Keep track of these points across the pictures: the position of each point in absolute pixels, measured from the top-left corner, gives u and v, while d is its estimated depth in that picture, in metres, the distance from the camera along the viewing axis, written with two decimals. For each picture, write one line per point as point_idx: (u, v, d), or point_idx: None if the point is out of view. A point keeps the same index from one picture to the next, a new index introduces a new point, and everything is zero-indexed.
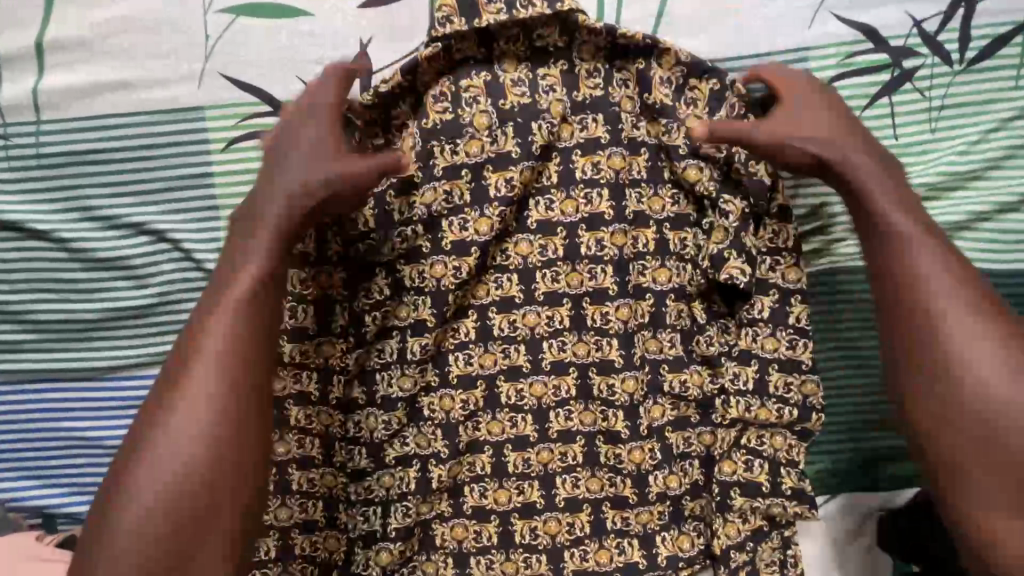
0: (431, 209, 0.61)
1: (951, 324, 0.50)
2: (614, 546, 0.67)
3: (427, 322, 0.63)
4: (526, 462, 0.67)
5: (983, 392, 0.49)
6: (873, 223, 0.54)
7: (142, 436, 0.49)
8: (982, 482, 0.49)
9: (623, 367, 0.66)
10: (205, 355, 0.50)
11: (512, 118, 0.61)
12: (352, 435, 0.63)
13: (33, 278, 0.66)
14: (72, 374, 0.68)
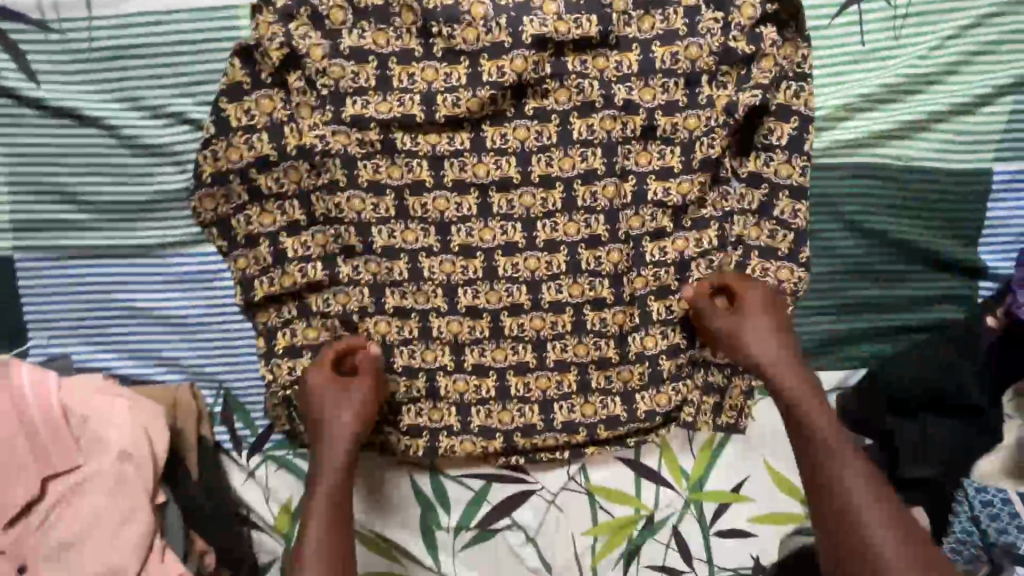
0: (431, 87, 0.73)
1: (831, 468, 0.66)
2: (598, 401, 0.81)
3: (426, 182, 0.76)
4: (521, 326, 0.80)
5: (852, 519, 0.63)
6: (807, 405, 0.70)
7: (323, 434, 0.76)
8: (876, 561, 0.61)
9: (609, 241, 0.78)
10: (331, 458, 0.74)
11: (506, 11, 0.72)
12: (359, 278, 0.78)
13: (88, 161, 0.74)
14: (123, 250, 0.77)
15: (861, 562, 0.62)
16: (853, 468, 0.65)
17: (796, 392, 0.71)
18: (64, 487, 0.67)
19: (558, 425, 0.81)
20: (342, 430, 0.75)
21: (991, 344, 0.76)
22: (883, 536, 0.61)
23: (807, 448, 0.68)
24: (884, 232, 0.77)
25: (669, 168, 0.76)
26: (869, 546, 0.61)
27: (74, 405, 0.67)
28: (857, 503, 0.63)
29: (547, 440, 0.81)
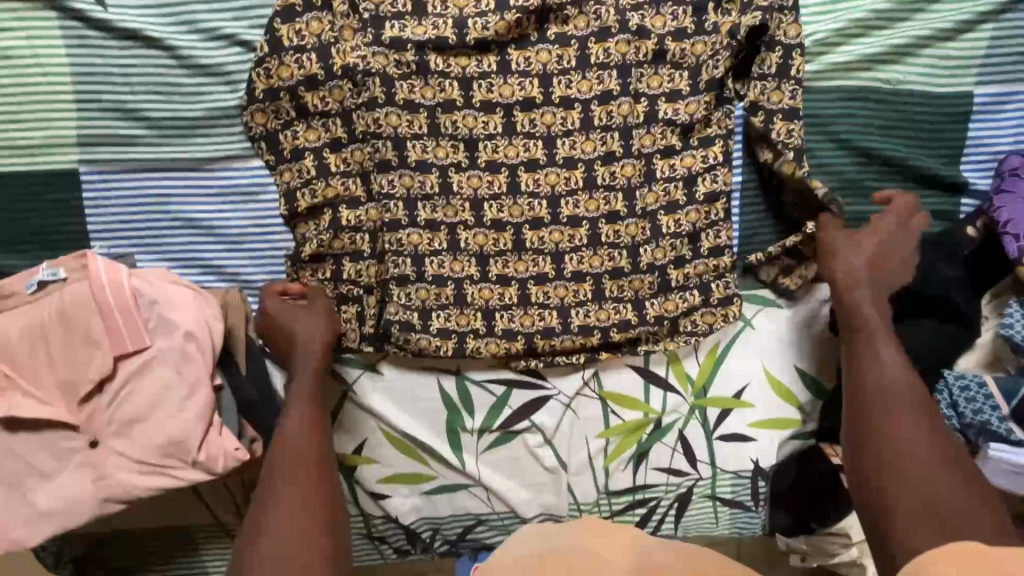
0: (462, 12, 0.81)
1: (864, 374, 0.71)
2: (612, 308, 0.88)
3: (457, 102, 0.83)
4: (541, 239, 0.87)
5: (879, 422, 0.68)
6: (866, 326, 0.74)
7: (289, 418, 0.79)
8: (904, 464, 0.64)
9: (622, 157, 0.85)
10: (299, 372, 0.82)
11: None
12: (392, 191, 0.84)
13: (148, 80, 0.82)
14: (178, 164, 0.84)
15: (889, 469, 0.65)
16: (898, 375, 0.70)
17: (868, 313, 0.75)
18: (133, 369, 0.75)
19: (574, 328, 0.88)
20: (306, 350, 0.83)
21: (972, 251, 0.84)
22: (902, 430, 0.66)
23: (856, 363, 0.72)
24: (874, 149, 0.84)
25: (677, 91, 0.83)
26: (895, 456, 0.65)
27: (145, 291, 0.76)
28: (893, 402, 0.68)
29: (564, 342, 0.88)
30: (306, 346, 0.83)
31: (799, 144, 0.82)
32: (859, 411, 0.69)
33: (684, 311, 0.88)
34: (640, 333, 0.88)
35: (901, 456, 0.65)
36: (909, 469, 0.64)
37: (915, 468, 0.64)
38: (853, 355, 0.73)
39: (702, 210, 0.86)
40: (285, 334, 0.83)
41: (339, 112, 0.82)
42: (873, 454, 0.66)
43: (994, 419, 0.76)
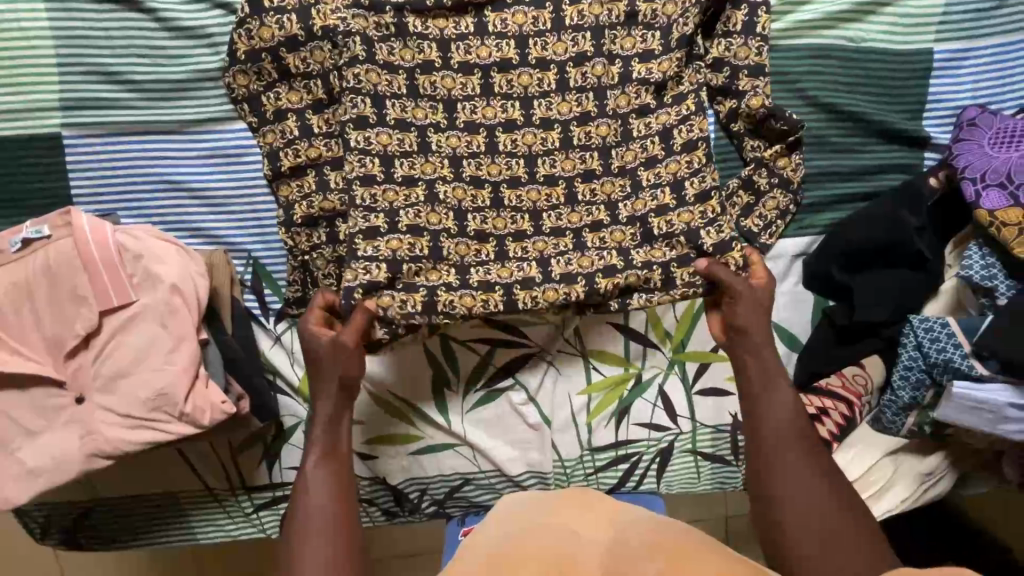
0: None
1: (757, 417, 0.78)
2: (593, 268, 0.89)
3: (435, 63, 0.85)
4: (518, 198, 0.88)
5: (778, 471, 0.75)
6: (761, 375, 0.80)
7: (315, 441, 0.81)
8: (799, 504, 0.73)
9: (597, 116, 0.87)
10: (326, 394, 0.82)
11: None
12: (361, 146, 0.84)
13: (130, 43, 0.83)
14: (161, 128, 0.86)
15: (784, 512, 0.73)
16: (785, 423, 0.77)
17: (755, 366, 0.80)
18: (121, 322, 0.76)
19: (554, 289, 0.89)
20: (332, 392, 0.82)
21: (935, 202, 0.87)
22: (788, 467, 0.75)
23: (753, 408, 0.79)
24: (839, 105, 0.88)
25: (650, 51, 0.86)
26: (793, 501, 0.73)
27: (130, 246, 0.77)
28: (783, 446, 0.76)
29: (543, 306, 0.89)
30: (330, 380, 0.82)
31: (767, 99, 0.85)
32: (764, 457, 0.77)
33: (674, 260, 0.86)
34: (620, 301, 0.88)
35: (788, 497, 0.74)
36: (802, 512, 0.73)
37: (807, 510, 0.73)
38: (749, 394, 0.80)
39: (682, 160, 0.87)
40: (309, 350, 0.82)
41: (320, 74, 0.84)
42: (777, 504, 0.74)
43: (956, 356, 0.78)
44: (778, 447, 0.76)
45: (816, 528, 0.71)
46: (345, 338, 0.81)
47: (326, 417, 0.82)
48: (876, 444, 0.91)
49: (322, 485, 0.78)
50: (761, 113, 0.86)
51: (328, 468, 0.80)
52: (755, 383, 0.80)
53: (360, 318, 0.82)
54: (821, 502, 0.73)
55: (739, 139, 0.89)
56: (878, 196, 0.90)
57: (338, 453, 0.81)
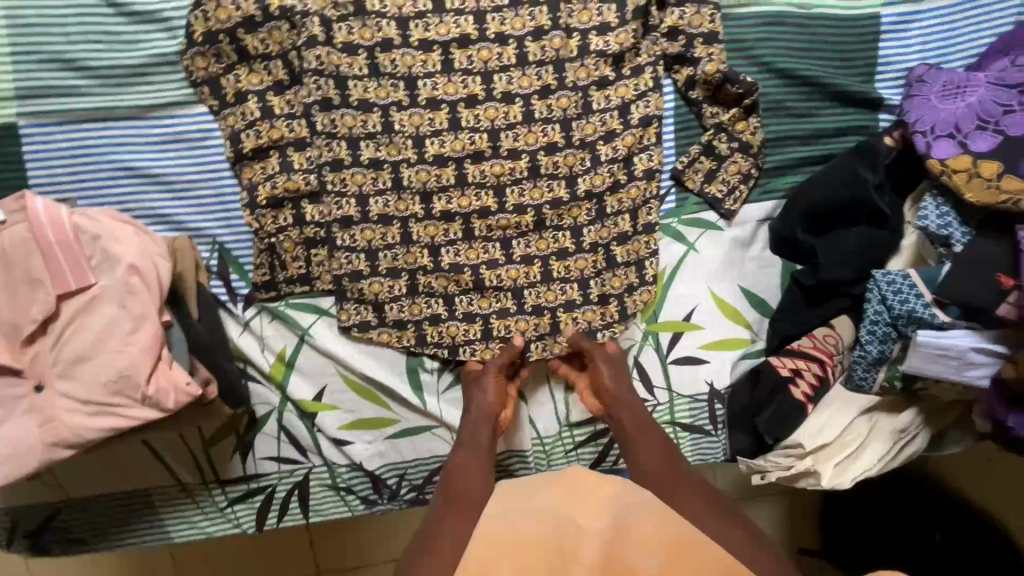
0: None
1: (639, 462, 0.83)
2: (558, 288, 0.91)
3: (394, 40, 0.85)
4: (482, 173, 0.89)
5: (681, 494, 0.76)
6: (638, 426, 0.87)
7: (460, 457, 0.84)
8: (714, 521, 0.71)
9: (558, 90, 0.88)
10: (474, 408, 0.89)
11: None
12: (327, 132, 0.86)
13: (86, 30, 0.82)
14: (120, 113, 0.85)
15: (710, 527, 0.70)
16: (669, 465, 0.82)
17: (631, 421, 0.87)
18: (77, 306, 0.74)
19: (527, 309, 0.91)
20: (478, 424, 0.88)
21: (891, 158, 0.88)
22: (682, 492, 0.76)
23: (634, 456, 0.84)
24: (793, 70, 0.90)
25: (607, 24, 0.87)
26: (705, 520, 0.72)
27: (87, 227, 0.76)
28: (675, 480, 0.79)
29: (519, 322, 0.91)
30: (475, 413, 0.89)
31: (722, 65, 0.87)
32: (662, 488, 0.78)
33: (615, 238, 0.91)
34: (586, 313, 0.92)
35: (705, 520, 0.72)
36: (723, 528, 0.70)
37: (721, 525, 0.71)
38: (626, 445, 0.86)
39: (637, 134, 0.89)
40: (472, 389, 0.90)
41: (280, 54, 0.85)
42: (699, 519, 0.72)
43: (919, 306, 0.79)
44: (663, 474, 0.80)
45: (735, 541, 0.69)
46: (490, 365, 0.90)
47: (469, 447, 0.86)
48: (851, 402, 0.91)
49: (451, 512, 0.74)
50: (716, 79, 0.87)
51: (460, 499, 0.76)
52: (631, 432, 0.86)
53: (504, 355, 0.90)
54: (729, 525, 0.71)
55: (698, 106, 0.91)
56: (835, 158, 0.92)
57: (468, 485, 0.79)
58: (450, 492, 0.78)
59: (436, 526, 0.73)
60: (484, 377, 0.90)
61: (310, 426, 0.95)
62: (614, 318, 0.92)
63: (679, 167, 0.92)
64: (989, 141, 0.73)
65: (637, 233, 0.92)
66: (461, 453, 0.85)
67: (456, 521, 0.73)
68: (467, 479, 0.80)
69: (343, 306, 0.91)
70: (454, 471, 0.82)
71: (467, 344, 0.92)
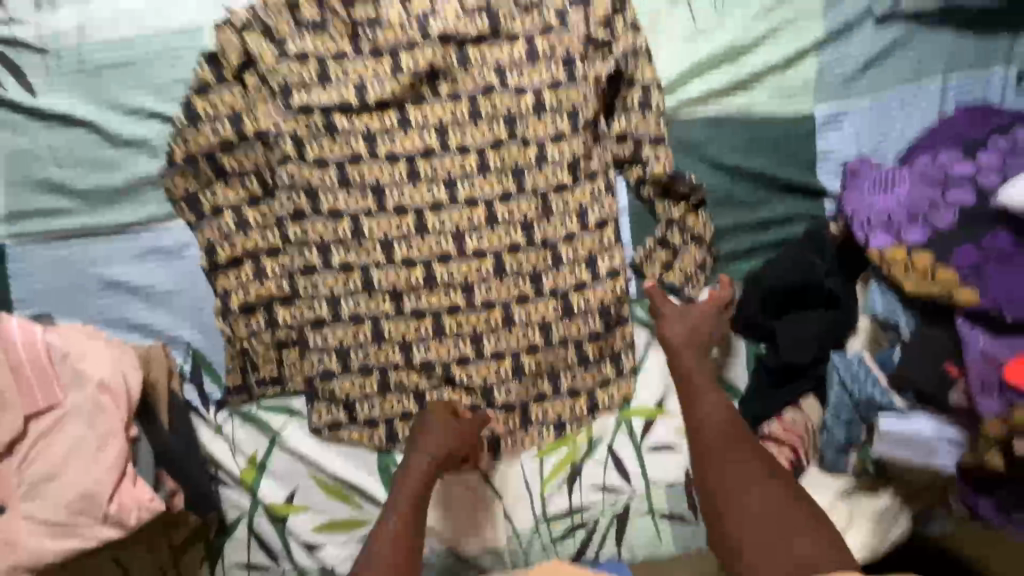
0: (362, 79, 0.90)
1: (693, 413, 0.81)
2: (530, 383, 0.94)
3: (362, 155, 0.91)
4: (449, 273, 0.93)
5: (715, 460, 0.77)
6: (697, 382, 0.83)
7: (400, 491, 0.82)
8: (745, 492, 0.74)
9: (518, 194, 0.94)
10: (421, 443, 0.86)
11: (415, 15, 0.90)
12: (299, 240, 0.91)
13: (76, 157, 0.88)
14: (104, 230, 0.90)
15: (743, 505, 0.74)
16: (720, 419, 0.79)
17: (696, 378, 0.84)
18: (44, 426, 0.75)
19: (498, 406, 0.94)
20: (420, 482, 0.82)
21: (838, 246, 0.93)
22: (730, 473, 0.76)
23: (689, 409, 0.82)
24: (737, 166, 0.96)
25: (561, 132, 0.93)
26: (734, 493, 0.75)
27: (58, 345, 0.78)
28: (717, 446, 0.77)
29: (489, 419, 0.94)
30: (419, 450, 0.85)
31: (670, 166, 0.93)
32: (700, 451, 0.78)
33: (586, 336, 0.94)
34: (556, 404, 0.94)
35: (738, 501, 0.74)
36: (753, 510, 0.73)
37: (752, 505, 0.73)
38: (690, 392, 0.83)
39: (595, 236, 0.94)
40: (426, 425, 0.87)
41: (254, 171, 0.90)
42: (728, 496, 0.75)
43: (877, 393, 0.81)
44: (717, 449, 0.77)
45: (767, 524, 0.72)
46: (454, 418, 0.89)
47: (406, 487, 0.82)
48: (826, 486, 0.89)
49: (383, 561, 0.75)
50: (665, 178, 0.94)
51: (395, 543, 0.77)
52: (693, 386, 0.83)
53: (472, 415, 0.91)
54: (782, 515, 0.72)
55: (651, 202, 0.96)
56: (787, 245, 0.96)
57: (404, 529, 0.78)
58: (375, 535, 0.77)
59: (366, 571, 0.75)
60: (441, 415, 0.88)
61: (282, 531, 0.93)
62: (583, 411, 0.95)
63: (637, 259, 0.96)
64: (926, 231, 0.77)
65: (606, 328, 0.94)
66: (398, 490, 0.82)
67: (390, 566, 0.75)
68: (400, 526, 0.78)
69: (315, 406, 0.92)
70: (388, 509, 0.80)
71: None
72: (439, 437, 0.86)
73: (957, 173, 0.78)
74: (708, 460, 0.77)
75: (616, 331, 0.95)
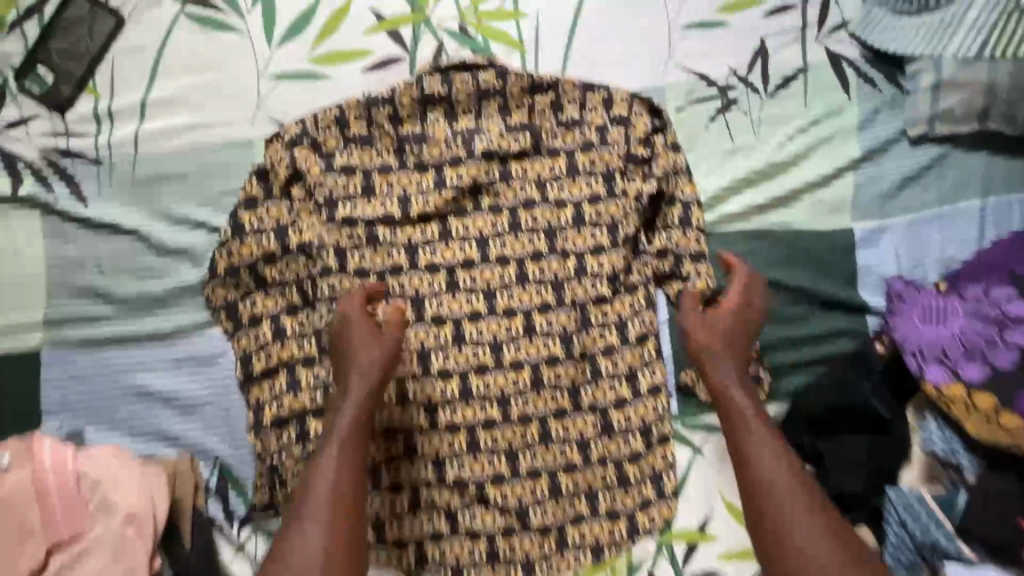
0: (406, 191, 0.92)
1: (731, 403, 0.80)
2: (567, 502, 0.91)
3: (403, 265, 0.91)
4: (486, 385, 0.91)
5: (753, 474, 0.76)
6: (734, 380, 0.82)
7: (325, 457, 0.76)
8: (791, 509, 0.73)
9: (557, 306, 0.93)
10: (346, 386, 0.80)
11: (461, 133, 0.92)
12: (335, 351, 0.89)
13: (120, 264, 0.89)
14: (140, 337, 0.89)
15: (782, 509, 0.73)
16: (754, 413, 0.79)
17: (729, 368, 0.83)
18: (65, 560, 0.73)
19: (533, 528, 0.90)
20: (344, 420, 0.78)
21: (884, 365, 0.90)
22: (776, 481, 0.75)
23: (721, 393, 0.82)
24: (777, 281, 0.95)
25: (600, 245, 0.93)
26: (773, 497, 0.74)
27: (90, 471, 0.76)
28: (750, 442, 0.78)
29: (524, 542, 0.90)
30: (360, 365, 0.80)
31: (712, 280, 0.93)
32: (738, 447, 0.78)
33: (626, 456, 0.92)
34: (593, 526, 0.90)
35: (773, 500, 0.74)
36: (798, 542, 0.71)
37: (794, 526, 0.72)
38: (716, 380, 0.82)
39: (636, 351, 0.92)
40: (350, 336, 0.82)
41: (295, 281, 0.90)
42: (761, 501, 0.75)
43: (942, 536, 0.77)
44: (780, 503, 0.74)
45: (803, 538, 0.71)
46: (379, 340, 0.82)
47: (325, 457, 0.76)
48: None
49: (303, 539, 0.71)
50: (707, 293, 0.93)
51: (315, 509, 0.73)
52: (723, 375, 0.82)
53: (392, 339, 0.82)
54: (829, 555, 0.70)
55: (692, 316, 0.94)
56: (832, 362, 0.93)
57: (320, 494, 0.73)
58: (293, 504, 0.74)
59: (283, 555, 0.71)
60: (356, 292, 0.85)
61: None
62: (623, 536, 0.90)
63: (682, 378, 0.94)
64: (981, 371, 0.77)
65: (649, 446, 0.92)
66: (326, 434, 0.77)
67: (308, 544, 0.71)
68: (320, 488, 0.74)
69: None
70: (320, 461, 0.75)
71: (470, 566, 0.88)
72: (361, 329, 0.82)
73: (1014, 313, 0.77)
74: (745, 455, 0.77)
75: (657, 449, 0.92)
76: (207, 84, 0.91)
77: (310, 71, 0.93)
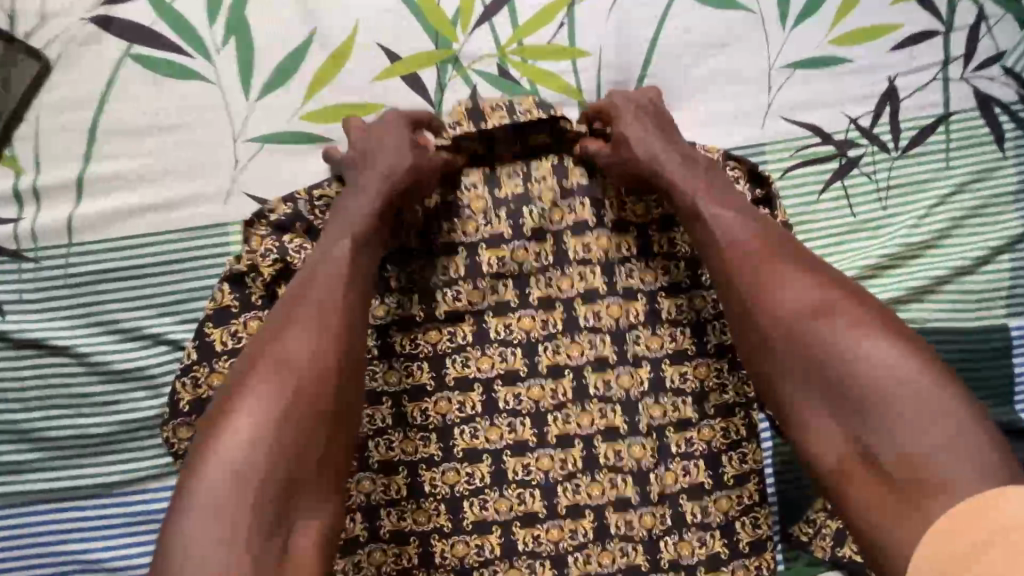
0: (432, 282, 0.69)
1: (754, 280, 0.57)
2: None
3: (427, 386, 0.69)
4: (536, 539, 0.69)
5: (789, 329, 0.54)
6: (732, 243, 0.59)
7: (281, 340, 0.53)
8: (842, 349, 0.52)
9: (628, 435, 0.70)
10: (348, 214, 0.62)
11: (505, 203, 0.70)
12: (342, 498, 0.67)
13: (50, 394, 0.67)
14: (80, 492, 0.67)
15: (834, 403, 0.51)
16: (783, 294, 0.56)
17: (729, 245, 0.60)
18: None
19: None
20: (355, 215, 0.61)
21: None
22: (817, 323, 0.53)
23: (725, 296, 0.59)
24: None
25: (682, 350, 0.71)
26: (823, 365, 0.52)
27: None
28: (773, 340, 0.55)
29: None
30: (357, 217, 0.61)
31: None
32: (752, 347, 0.57)
33: None
34: None
35: (805, 368, 0.53)
36: (856, 363, 0.51)
37: (851, 351, 0.51)
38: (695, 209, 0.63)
39: (731, 494, 0.71)
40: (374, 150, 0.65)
41: None
42: (797, 365, 0.54)
43: None
44: (833, 413, 0.51)
45: (868, 361, 0.50)
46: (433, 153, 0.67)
47: (311, 304, 0.56)
48: None
49: (277, 383, 0.51)
50: None
51: (276, 361, 0.52)
52: (723, 259, 0.60)
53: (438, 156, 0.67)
54: (910, 380, 0.48)
55: None
56: None
57: (299, 339, 0.53)
58: (226, 402, 0.50)
59: (214, 452, 0.48)
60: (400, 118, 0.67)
61: None
62: None
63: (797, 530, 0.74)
64: None
65: None
66: (308, 275, 0.58)
67: (261, 447, 0.48)
68: (302, 342, 0.53)
69: None
70: (294, 328, 0.54)
71: None
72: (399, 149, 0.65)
73: None
74: (763, 347, 0.56)
75: None
76: (165, 149, 0.69)
77: (303, 133, 0.70)
